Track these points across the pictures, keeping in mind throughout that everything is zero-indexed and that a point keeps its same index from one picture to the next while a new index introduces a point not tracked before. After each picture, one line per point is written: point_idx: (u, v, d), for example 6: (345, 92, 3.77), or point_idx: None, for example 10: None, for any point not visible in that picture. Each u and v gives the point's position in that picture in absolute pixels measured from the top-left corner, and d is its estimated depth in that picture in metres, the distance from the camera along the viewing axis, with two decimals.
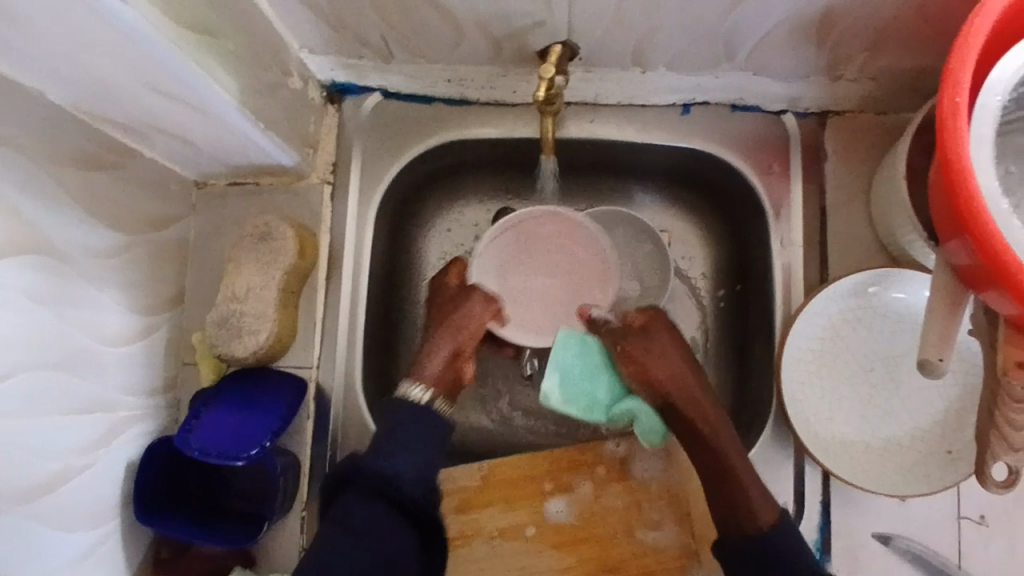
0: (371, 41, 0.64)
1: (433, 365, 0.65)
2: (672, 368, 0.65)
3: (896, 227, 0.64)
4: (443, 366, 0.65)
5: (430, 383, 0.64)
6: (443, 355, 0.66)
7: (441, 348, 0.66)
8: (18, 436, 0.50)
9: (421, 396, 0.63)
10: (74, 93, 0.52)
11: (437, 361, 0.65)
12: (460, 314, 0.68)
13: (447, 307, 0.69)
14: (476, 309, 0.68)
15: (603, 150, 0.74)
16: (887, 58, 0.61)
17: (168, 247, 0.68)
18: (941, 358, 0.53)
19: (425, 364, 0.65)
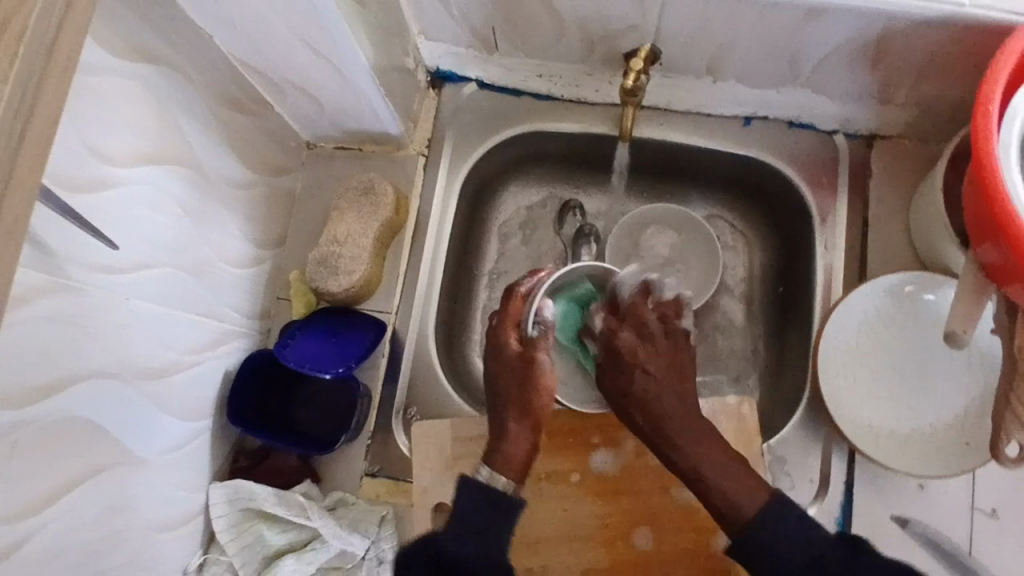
0: (481, 32, 0.74)
1: (513, 450, 0.58)
2: (687, 422, 0.55)
3: (931, 236, 0.71)
4: (523, 456, 0.58)
5: (512, 472, 0.57)
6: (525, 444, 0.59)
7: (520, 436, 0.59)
8: (151, 319, 0.59)
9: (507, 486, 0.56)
10: (237, 42, 0.61)
11: (518, 450, 0.58)
12: (535, 396, 0.59)
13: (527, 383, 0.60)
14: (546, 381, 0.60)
15: (669, 153, 0.83)
16: (933, 86, 0.70)
17: (279, 193, 0.77)
18: (962, 332, 0.63)
19: (504, 446, 0.58)
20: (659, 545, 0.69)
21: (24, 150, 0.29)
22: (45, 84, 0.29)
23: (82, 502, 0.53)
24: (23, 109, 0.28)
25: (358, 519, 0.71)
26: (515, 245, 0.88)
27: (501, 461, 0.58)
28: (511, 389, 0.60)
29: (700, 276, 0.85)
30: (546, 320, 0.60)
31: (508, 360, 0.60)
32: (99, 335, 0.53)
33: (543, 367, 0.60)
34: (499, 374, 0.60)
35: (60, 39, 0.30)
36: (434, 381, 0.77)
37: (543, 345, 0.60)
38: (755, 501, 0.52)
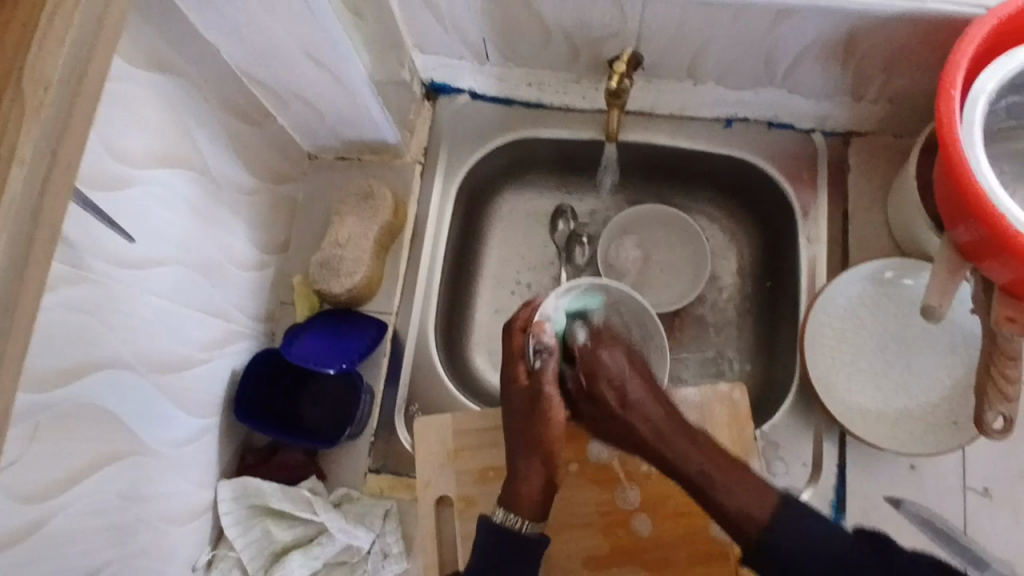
0: (473, 44, 0.78)
1: (525, 488, 0.61)
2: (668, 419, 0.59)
3: (908, 223, 0.75)
4: (538, 491, 0.61)
5: (528, 510, 0.60)
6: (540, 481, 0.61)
7: (533, 473, 0.61)
8: (161, 314, 0.61)
9: (518, 524, 0.60)
10: (244, 54, 0.65)
11: (532, 488, 0.60)
12: (544, 428, 0.61)
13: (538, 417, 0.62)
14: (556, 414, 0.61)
15: (656, 155, 0.86)
16: (902, 81, 0.74)
17: (283, 201, 0.81)
18: (937, 306, 0.66)
19: (518, 484, 0.61)
20: (657, 531, 0.71)
21: (80, 103, 0.31)
22: (97, 47, 0.32)
23: (97, 489, 0.55)
24: (79, 69, 0.31)
25: (362, 514, 0.73)
26: (510, 248, 0.91)
27: (514, 502, 0.61)
28: (523, 426, 0.62)
29: (690, 275, 0.88)
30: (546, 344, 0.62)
31: (520, 396, 0.63)
32: (115, 326, 0.56)
33: (552, 398, 0.62)
34: (516, 409, 0.63)
35: (113, 1, 0.32)
36: (434, 378, 0.79)
37: (548, 375, 0.62)
38: (767, 506, 0.53)
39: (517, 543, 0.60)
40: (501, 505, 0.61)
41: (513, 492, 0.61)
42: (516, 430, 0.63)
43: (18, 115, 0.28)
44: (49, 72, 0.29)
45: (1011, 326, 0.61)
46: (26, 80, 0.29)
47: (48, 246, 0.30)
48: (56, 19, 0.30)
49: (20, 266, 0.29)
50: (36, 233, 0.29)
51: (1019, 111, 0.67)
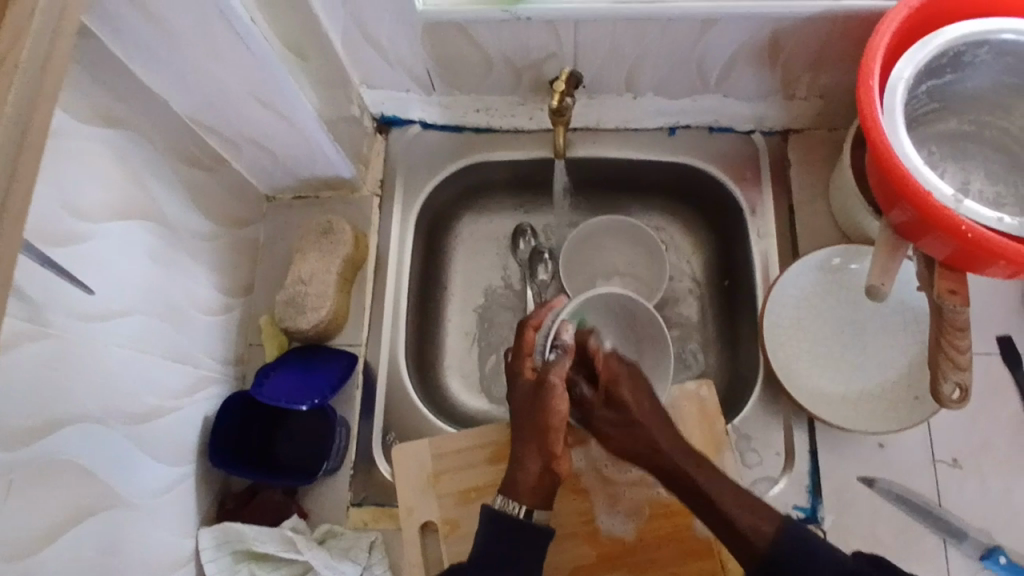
0: (418, 76, 0.80)
1: (527, 478, 0.61)
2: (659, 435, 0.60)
3: (851, 211, 0.78)
4: (536, 478, 0.61)
5: (526, 497, 0.61)
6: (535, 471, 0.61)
7: (531, 460, 0.61)
8: (128, 367, 0.61)
9: (517, 510, 0.60)
10: (192, 104, 0.66)
11: (530, 475, 0.61)
12: (543, 418, 0.61)
13: (538, 407, 0.62)
14: (556, 410, 0.61)
15: (605, 167, 0.89)
16: (828, 77, 0.77)
17: (244, 244, 0.81)
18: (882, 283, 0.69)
19: (519, 474, 0.62)
20: (639, 533, 0.71)
21: (25, 154, 0.32)
22: (39, 103, 0.33)
23: (78, 544, 0.55)
24: (22, 121, 0.32)
25: (348, 548, 0.73)
26: (475, 271, 0.93)
27: (513, 490, 0.61)
28: (524, 415, 0.63)
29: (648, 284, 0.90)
30: (563, 342, 0.65)
31: (525, 388, 0.64)
32: (82, 380, 0.56)
33: (554, 389, 0.61)
34: (520, 398, 0.64)
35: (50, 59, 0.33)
36: (409, 405, 0.80)
37: (554, 368, 0.62)
38: (771, 520, 0.54)
39: (516, 531, 0.60)
40: (500, 492, 0.62)
41: (512, 479, 0.62)
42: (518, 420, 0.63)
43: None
44: None
45: (953, 297, 0.65)
46: None
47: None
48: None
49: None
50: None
51: (938, 95, 0.71)
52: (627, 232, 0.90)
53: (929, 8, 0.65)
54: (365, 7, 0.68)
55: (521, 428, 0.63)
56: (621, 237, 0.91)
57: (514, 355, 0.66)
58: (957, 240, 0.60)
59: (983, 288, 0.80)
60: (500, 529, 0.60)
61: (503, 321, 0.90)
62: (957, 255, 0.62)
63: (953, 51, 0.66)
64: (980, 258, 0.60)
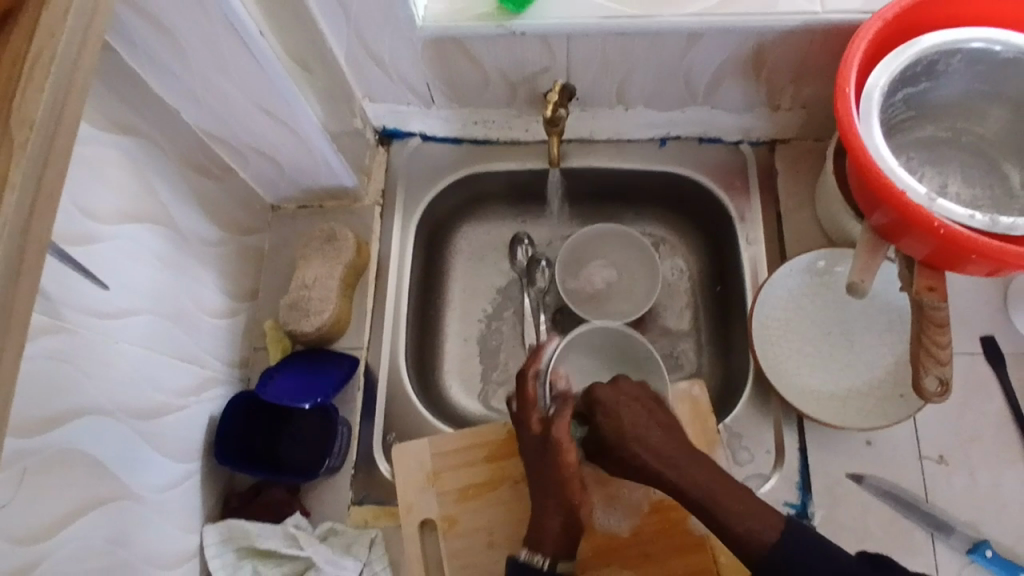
0: (417, 89, 0.84)
1: (544, 531, 0.63)
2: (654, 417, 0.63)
3: (835, 215, 0.81)
4: (557, 531, 0.63)
5: (550, 548, 0.63)
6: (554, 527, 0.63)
7: (549, 515, 0.64)
8: (138, 365, 0.64)
9: (541, 562, 0.62)
10: (202, 117, 0.70)
11: (549, 529, 0.63)
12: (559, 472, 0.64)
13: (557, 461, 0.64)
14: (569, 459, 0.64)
15: (599, 178, 0.93)
16: (809, 88, 0.81)
17: (249, 251, 0.84)
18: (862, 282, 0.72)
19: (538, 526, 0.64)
20: (634, 529, 0.73)
21: (59, 140, 0.35)
22: (72, 93, 0.36)
23: (86, 532, 0.57)
24: (57, 112, 0.35)
25: (349, 544, 0.75)
26: (473, 279, 0.96)
27: (534, 542, 0.63)
28: (540, 469, 0.66)
29: (644, 292, 0.93)
30: (556, 390, 0.66)
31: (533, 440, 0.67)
32: (93, 374, 0.58)
33: (562, 445, 0.64)
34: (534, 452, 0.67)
35: (83, 56, 0.36)
36: (408, 405, 0.82)
37: (559, 425, 0.65)
38: (771, 524, 0.55)
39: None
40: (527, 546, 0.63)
41: (537, 531, 0.63)
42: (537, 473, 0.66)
43: (6, 151, 0.32)
44: (32, 112, 0.33)
45: (931, 294, 0.67)
46: (16, 121, 0.33)
47: (34, 267, 0.34)
48: (35, 72, 0.34)
49: (11, 283, 0.32)
50: (24, 253, 0.33)
51: (914, 103, 0.74)
52: (591, 240, 0.94)
53: (901, 18, 0.68)
54: (367, 24, 0.72)
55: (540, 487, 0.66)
56: (613, 246, 0.95)
57: (519, 409, 0.69)
58: (933, 238, 0.62)
59: (966, 289, 0.82)
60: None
61: (500, 326, 0.93)
62: (935, 254, 0.65)
63: (926, 60, 0.69)
64: (956, 256, 0.63)
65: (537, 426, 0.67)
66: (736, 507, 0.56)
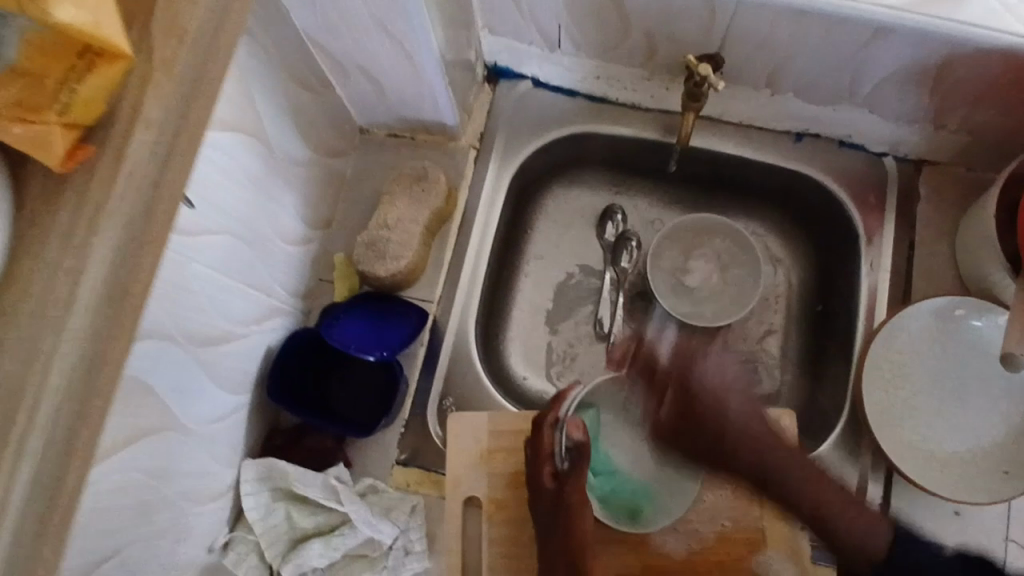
0: (545, 29, 0.75)
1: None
2: None
3: (979, 261, 0.72)
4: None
5: None
6: None
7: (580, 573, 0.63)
8: (211, 289, 0.58)
9: None
10: (316, 23, 0.61)
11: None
12: (580, 524, 0.63)
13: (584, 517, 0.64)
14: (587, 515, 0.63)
15: (717, 164, 0.85)
16: (989, 113, 0.71)
17: (332, 174, 0.77)
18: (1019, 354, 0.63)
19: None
20: (687, 555, 0.68)
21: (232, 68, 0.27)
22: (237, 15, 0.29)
23: (132, 462, 0.52)
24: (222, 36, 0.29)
25: (389, 507, 0.71)
26: (555, 244, 0.89)
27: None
28: (551, 526, 0.64)
29: (726, 313, 0.85)
30: (575, 443, 0.63)
31: (545, 494, 0.64)
32: (162, 296, 0.52)
33: (579, 500, 0.63)
34: (546, 514, 0.64)
35: None
36: (471, 372, 0.77)
37: (575, 482, 0.63)
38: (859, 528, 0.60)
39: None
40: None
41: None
42: (551, 526, 0.64)
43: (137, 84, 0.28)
44: None
45: None
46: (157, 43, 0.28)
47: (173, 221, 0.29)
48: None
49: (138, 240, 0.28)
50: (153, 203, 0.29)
51: None
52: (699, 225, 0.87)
53: None
54: None
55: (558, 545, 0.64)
56: (713, 240, 0.87)
57: (530, 457, 0.66)
58: None
59: None
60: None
61: (576, 302, 0.88)
62: None
63: None
64: None
65: (552, 479, 0.64)
66: (854, 516, 0.60)
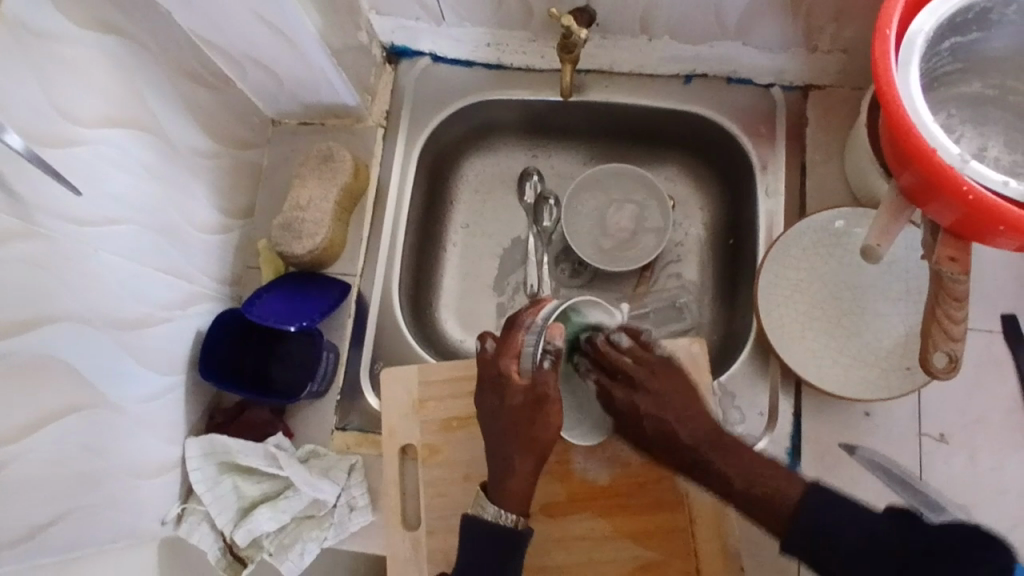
0: (425, 2, 0.79)
1: (517, 486, 0.60)
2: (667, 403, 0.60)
3: (860, 173, 0.75)
4: (528, 490, 0.61)
5: (515, 506, 0.61)
6: (526, 485, 0.60)
7: (524, 471, 0.60)
8: (115, 274, 0.63)
9: (509, 521, 0.60)
10: (193, 21, 0.66)
11: (523, 487, 0.60)
12: (540, 430, 0.59)
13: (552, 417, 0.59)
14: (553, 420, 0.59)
15: (618, 116, 0.88)
16: (851, 29, 0.74)
17: (246, 166, 0.82)
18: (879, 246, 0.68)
19: (507, 480, 0.60)
20: (612, 479, 0.71)
21: None
22: None
23: (60, 435, 0.57)
24: None
25: (328, 468, 0.75)
26: (476, 212, 0.93)
27: (499, 494, 0.61)
28: (511, 423, 0.60)
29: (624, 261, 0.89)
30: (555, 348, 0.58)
31: (513, 393, 0.59)
32: (69, 280, 0.57)
33: (551, 402, 0.59)
34: (507, 406, 0.60)
35: None
36: (399, 337, 0.82)
37: (553, 381, 0.59)
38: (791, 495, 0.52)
39: (506, 546, 0.60)
40: (492, 503, 0.61)
41: (506, 488, 0.60)
42: (509, 430, 0.60)
43: None
44: None
45: (952, 265, 0.60)
46: None
47: None
48: None
49: None
50: None
51: (962, 54, 0.64)
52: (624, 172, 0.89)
53: None
54: None
55: (508, 439, 0.60)
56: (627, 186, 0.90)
57: (498, 355, 0.60)
58: (956, 202, 0.55)
59: (992, 263, 0.77)
60: (488, 544, 0.60)
61: (503, 264, 0.91)
62: (959, 221, 0.57)
63: (980, 7, 0.59)
64: (981, 225, 0.55)
65: (521, 381, 0.59)
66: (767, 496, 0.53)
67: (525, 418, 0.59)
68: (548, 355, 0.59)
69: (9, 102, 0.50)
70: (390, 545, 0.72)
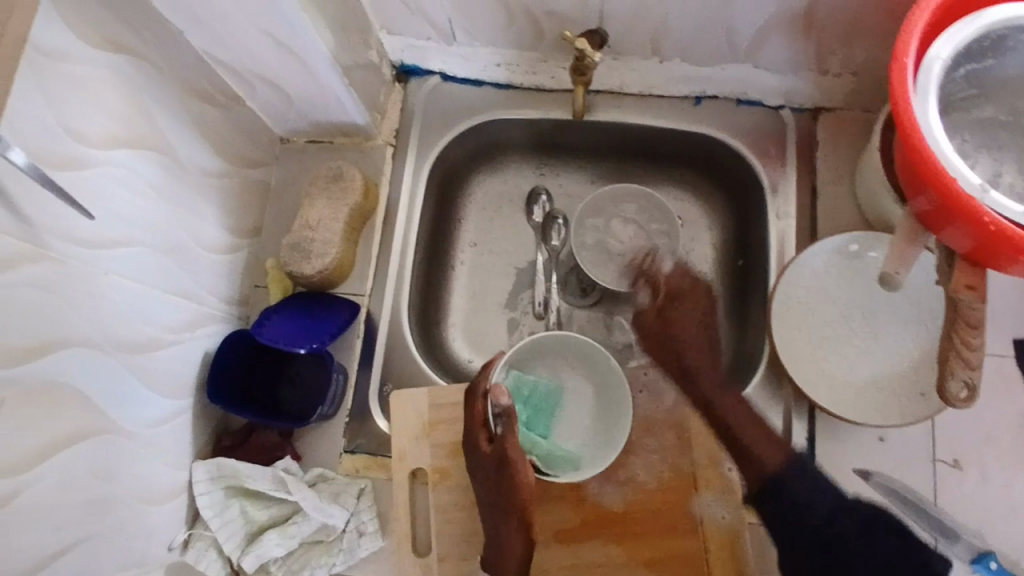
0: (436, 22, 0.79)
1: (509, 549, 0.63)
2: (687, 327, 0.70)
3: (872, 196, 0.75)
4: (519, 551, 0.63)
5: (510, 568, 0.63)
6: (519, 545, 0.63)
7: (512, 535, 0.63)
8: (123, 297, 0.61)
9: None
10: (205, 40, 0.65)
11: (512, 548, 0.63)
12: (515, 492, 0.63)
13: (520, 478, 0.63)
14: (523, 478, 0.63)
15: (628, 136, 0.88)
16: (862, 52, 0.74)
17: (255, 185, 0.82)
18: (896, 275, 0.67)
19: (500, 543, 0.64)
20: (626, 505, 0.70)
21: None
22: None
23: (67, 464, 0.55)
24: None
25: (337, 493, 0.74)
26: (484, 231, 0.92)
27: (496, 558, 0.64)
28: (490, 488, 0.65)
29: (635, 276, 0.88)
30: (506, 407, 0.66)
31: (485, 459, 0.65)
32: (77, 304, 0.56)
33: (516, 463, 0.63)
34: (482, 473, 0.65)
35: None
36: (408, 358, 0.81)
37: (511, 442, 0.64)
38: (782, 455, 0.62)
39: None
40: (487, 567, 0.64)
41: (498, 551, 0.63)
42: (491, 495, 0.65)
43: None
44: None
45: (969, 293, 0.60)
46: None
47: None
48: None
49: None
50: None
51: (976, 80, 0.64)
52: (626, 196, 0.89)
53: None
54: None
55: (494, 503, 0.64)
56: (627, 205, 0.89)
57: (468, 427, 0.67)
58: (975, 232, 0.54)
59: (1003, 286, 0.77)
60: None
61: (512, 284, 0.91)
62: (976, 249, 0.56)
63: (997, 33, 0.61)
64: (1000, 255, 0.55)
65: (488, 448, 0.65)
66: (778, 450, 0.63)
67: (498, 482, 0.64)
68: (503, 416, 0.66)
69: (19, 123, 0.49)
70: (400, 570, 0.71)
